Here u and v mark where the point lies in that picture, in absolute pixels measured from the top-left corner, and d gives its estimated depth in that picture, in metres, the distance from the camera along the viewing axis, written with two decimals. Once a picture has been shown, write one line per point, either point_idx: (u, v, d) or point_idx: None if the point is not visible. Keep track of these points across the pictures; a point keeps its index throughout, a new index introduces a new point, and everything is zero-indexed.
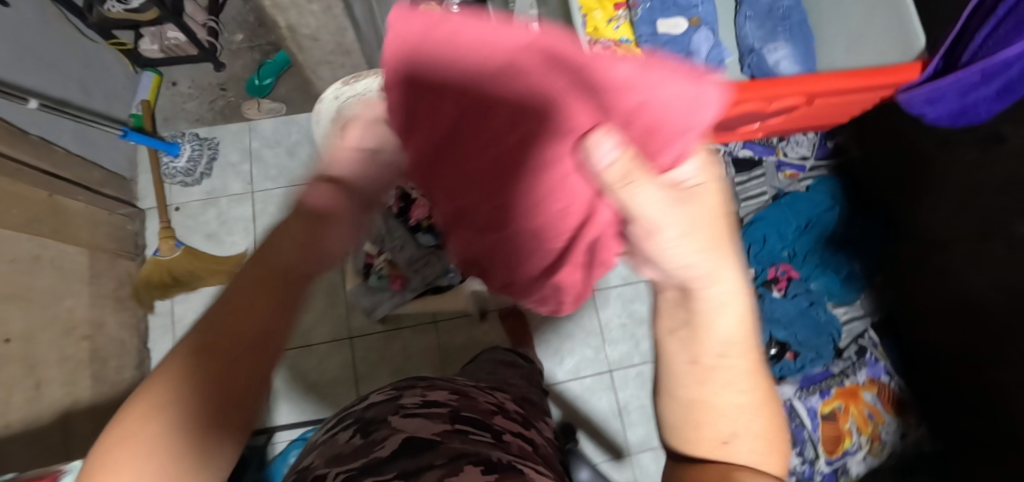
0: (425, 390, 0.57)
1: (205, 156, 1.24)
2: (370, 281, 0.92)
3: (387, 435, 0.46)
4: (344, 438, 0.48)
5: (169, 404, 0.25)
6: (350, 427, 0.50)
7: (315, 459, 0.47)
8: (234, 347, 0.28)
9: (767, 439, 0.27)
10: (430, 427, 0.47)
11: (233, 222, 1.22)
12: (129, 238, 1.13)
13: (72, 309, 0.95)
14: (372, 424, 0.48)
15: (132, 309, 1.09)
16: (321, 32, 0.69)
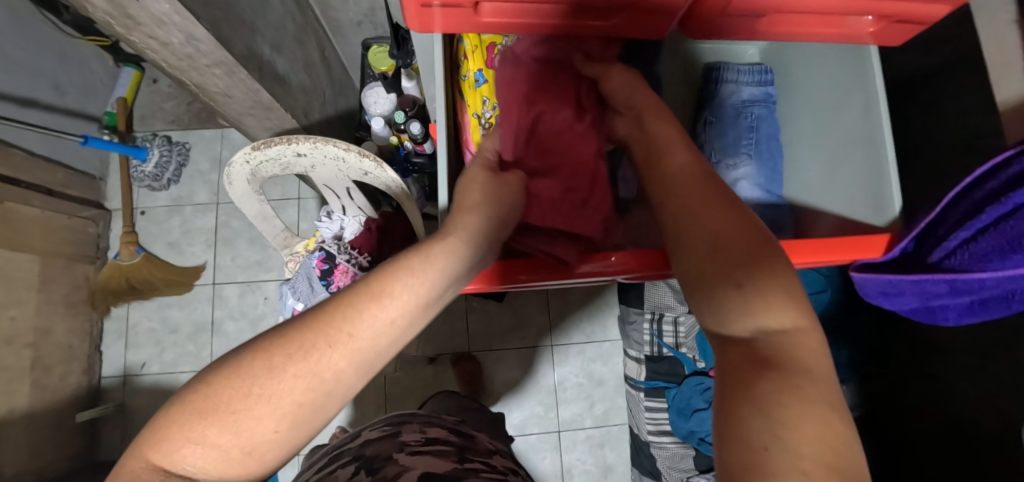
0: (424, 427, 0.67)
1: (174, 162, 1.22)
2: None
3: (400, 471, 0.54)
4: (345, 474, 0.54)
5: (325, 355, 0.27)
6: (351, 462, 0.57)
7: None
8: (384, 319, 0.30)
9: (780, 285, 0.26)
10: (439, 465, 0.57)
11: (195, 234, 1.21)
12: (87, 241, 1.15)
13: (16, 318, 0.95)
14: (378, 460, 0.56)
15: (84, 312, 1.11)
16: (233, 91, 0.63)
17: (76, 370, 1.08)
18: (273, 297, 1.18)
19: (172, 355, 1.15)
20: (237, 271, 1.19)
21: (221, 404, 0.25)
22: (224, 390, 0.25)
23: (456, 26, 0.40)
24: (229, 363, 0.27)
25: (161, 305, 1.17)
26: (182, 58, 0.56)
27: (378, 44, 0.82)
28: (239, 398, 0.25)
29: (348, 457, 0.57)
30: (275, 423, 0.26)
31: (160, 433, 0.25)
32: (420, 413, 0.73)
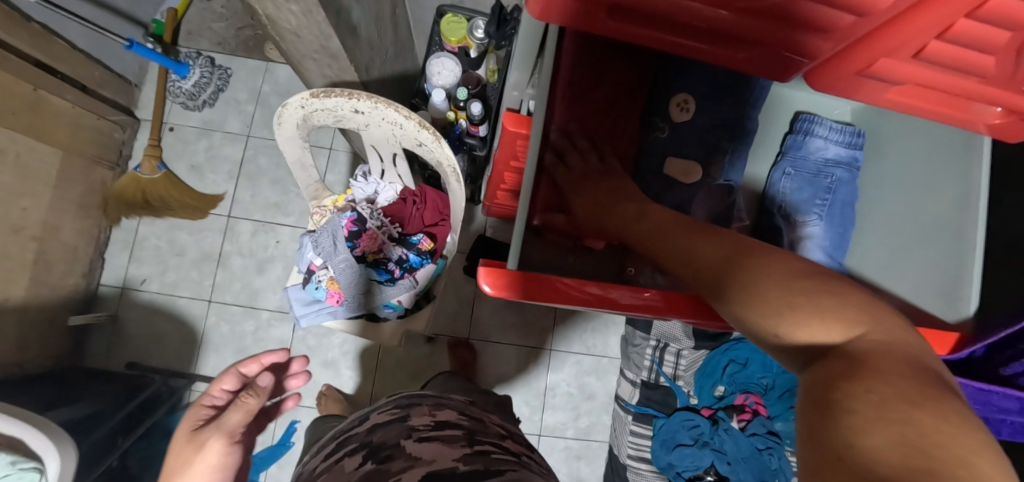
0: (434, 411, 0.67)
1: (213, 85, 1.19)
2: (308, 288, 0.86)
3: (404, 462, 0.53)
4: (354, 464, 0.56)
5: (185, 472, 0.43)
6: (360, 451, 0.58)
7: None
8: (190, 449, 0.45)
9: (860, 313, 0.28)
10: (447, 452, 0.56)
11: (220, 162, 1.19)
12: (112, 147, 1.12)
13: (27, 210, 0.93)
14: (385, 449, 0.56)
15: (95, 217, 1.09)
16: (304, 29, 0.61)
17: (76, 271, 1.06)
18: (285, 242, 1.16)
19: (173, 276, 1.14)
20: (254, 209, 1.17)
21: None
22: None
23: (591, 28, 0.40)
24: None
25: (172, 226, 1.15)
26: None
27: (453, 14, 0.79)
28: None
29: (354, 446, 0.59)
30: None
31: None
32: (432, 395, 0.73)
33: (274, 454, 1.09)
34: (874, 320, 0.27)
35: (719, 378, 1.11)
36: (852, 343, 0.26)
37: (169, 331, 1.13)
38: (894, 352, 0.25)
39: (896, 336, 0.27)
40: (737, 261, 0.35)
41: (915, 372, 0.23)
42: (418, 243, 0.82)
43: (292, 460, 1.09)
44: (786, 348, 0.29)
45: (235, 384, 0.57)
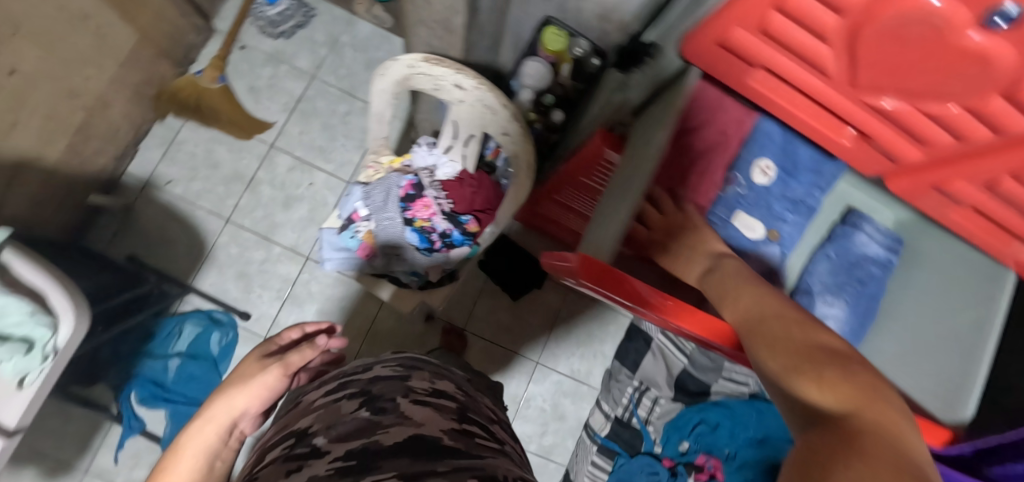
0: (433, 379, 0.65)
1: (295, 19, 1.22)
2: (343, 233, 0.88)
3: (393, 422, 0.52)
4: (349, 409, 0.55)
5: (250, 373, 0.60)
6: (357, 398, 0.57)
7: (317, 424, 0.54)
8: (253, 369, 0.62)
9: (868, 394, 0.29)
10: (437, 421, 0.55)
11: (278, 92, 1.20)
12: (182, 47, 1.14)
13: (88, 80, 0.93)
14: (382, 401, 0.56)
15: (144, 108, 1.10)
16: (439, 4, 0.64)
17: (111, 152, 1.07)
18: (317, 186, 1.18)
19: (199, 185, 1.15)
20: (297, 147, 1.18)
21: (220, 410, 0.55)
22: (217, 410, 0.56)
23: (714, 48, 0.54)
24: (219, 396, 0.57)
25: (213, 137, 1.16)
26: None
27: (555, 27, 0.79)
28: (223, 409, 0.56)
29: (353, 390, 0.58)
30: (254, 399, 0.58)
31: (209, 419, 0.55)
32: (433, 362, 0.72)
33: None
34: (877, 402, 0.29)
35: (687, 434, 1.15)
36: (852, 419, 0.27)
37: (178, 236, 1.12)
38: (894, 444, 0.25)
39: (908, 441, 0.27)
40: (782, 325, 0.39)
41: (902, 463, 0.23)
42: (465, 223, 0.83)
43: None
44: (799, 411, 0.32)
45: (298, 337, 0.74)
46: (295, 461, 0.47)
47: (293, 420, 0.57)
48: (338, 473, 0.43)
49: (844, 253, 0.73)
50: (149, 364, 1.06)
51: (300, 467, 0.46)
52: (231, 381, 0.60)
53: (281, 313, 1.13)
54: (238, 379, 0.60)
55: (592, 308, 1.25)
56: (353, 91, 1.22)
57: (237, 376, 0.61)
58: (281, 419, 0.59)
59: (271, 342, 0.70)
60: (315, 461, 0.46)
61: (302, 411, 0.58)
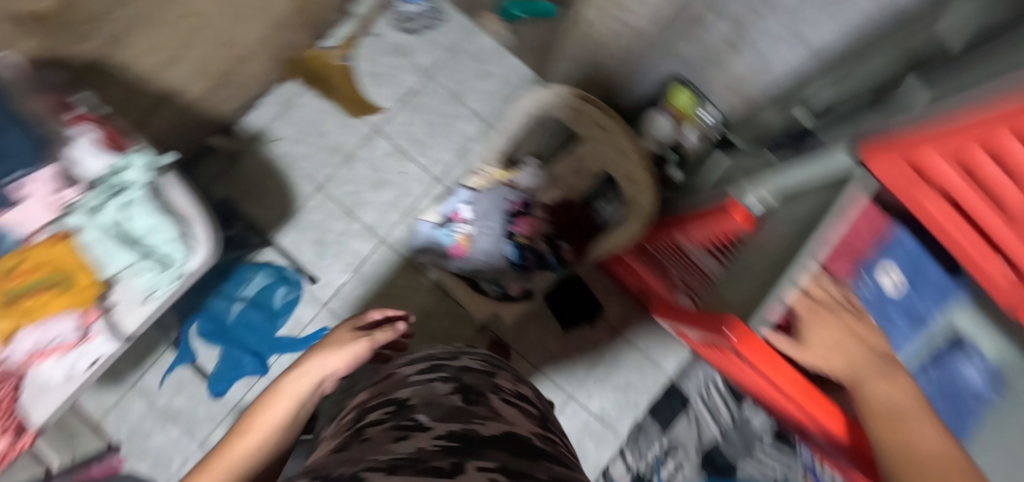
0: (513, 383, 0.70)
1: (425, 20, 1.31)
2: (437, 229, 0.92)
3: (486, 414, 0.55)
4: (445, 391, 0.59)
5: (339, 340, 0.66)
6: (450, 383, 0.62)
7: (415, 397, 0.58)
8: (342, 336, 0.68)
9: None
10: (525, 422, 0.58)
11: (394, 82, 1.28)
12: (324, 22, 1.22)
13: (242, 34, 1.01)
14: (475, 393, 0.60)
15: (276, 68, 1.19)
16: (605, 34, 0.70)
17: (238, 101, 1.15)
18: (408, 176, 1.23)
19: (303, 149, 1.22)
20: (399, 135, 1.25)
21: (315, 364, 0.62)
22: (311, 365, 0.62)
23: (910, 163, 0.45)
24: (313, 354, 0.64)
25: (326, 109, 1.24)
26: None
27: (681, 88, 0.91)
28: (317, 364, 0.62)
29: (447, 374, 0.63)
30: (341, 361, 0.64)
31: (305, 372, 0.61)
32: (510, 368, 0.76)
33: (293, 345, 1.13)
34: None
35: None
36: None
37: (272, 190, 1.19)
38: None
39: None
40: None
41: None
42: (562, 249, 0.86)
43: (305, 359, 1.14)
44: None
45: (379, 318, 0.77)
46: (402, 427, 0.50)
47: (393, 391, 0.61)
48: (445, 450, 0.45)
49: (945, 380, 0.58)
50: (216, 302, 1.12)
51: (407, 432, 0.49)
52: (325, 345, 0.66)
53: (345, 285, 1.18)
54: (331, 343, 0.66)
55: (636, 357, 1.26)
56: (461, 96, 1.29)
57: (329, 340, 0.67)
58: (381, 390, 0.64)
59: (358, 319, 0.76)
60: (418, 435, 0.48)
61: (401, 385, 0.63)
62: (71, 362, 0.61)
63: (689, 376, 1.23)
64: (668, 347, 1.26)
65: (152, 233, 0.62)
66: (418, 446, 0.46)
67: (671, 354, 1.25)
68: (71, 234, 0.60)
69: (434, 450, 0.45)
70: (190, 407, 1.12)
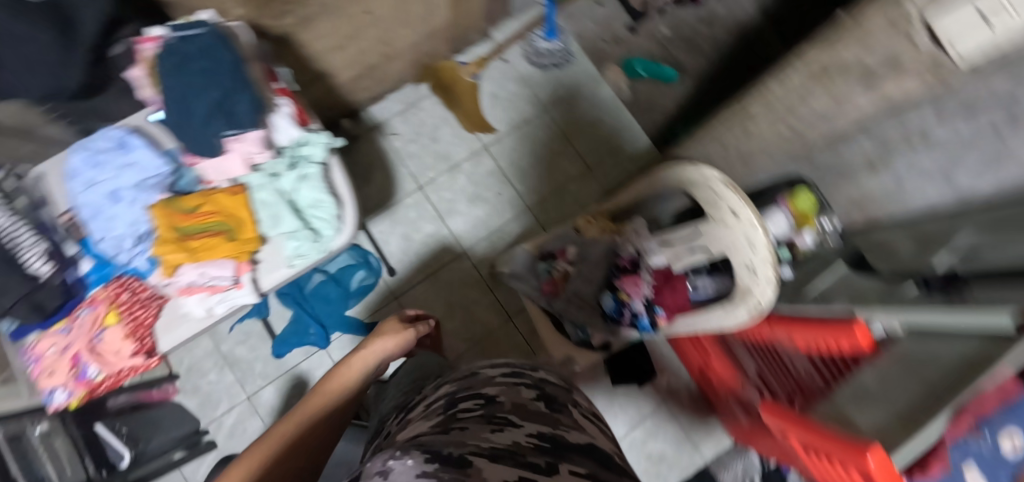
0: (582, 401, 0.72)
1: (555, 59, 1.38)
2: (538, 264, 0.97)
3: (569, 426, 0.56)
4: (529, 397, 0.62)
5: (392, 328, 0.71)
6: (534, 393, 0.64)
7: (503, 395, 0.60)
8: (395, 326, 0.72)
9: None
10: (604, 440, 0.59)
11: (512, 109, 1.35)
12: (465, 40, 1.31)
13: (402, 36, 1.10)
14: (556, 404, 0.63)
15: (413, 71, 1.27)
16: (766, 131, 0.74)
17: (372, 92, 1.24)
18: (502, 198, 1.30)
19: (414, 149, 1.30)
20: (504, 158, 1.32)
21: (372, 343, 0.66)
22: (370, 344, 0.65)
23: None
24: (373, 337, 0.68)
25: (445, 118, 1.32)
26: (777, 97, 0.68)
27: (803, 187, 0.93)
28: (374, 344, 0.65)
29: (530, 381, 0.67)
30: (393, 343, 0.68)
31: (362, 350, 0.64)
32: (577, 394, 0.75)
33: (356, 328, 1.19)
34: None
35: None
36: None
37: (377, 179, 1.27)
38: None
39: None
40: None
41: None
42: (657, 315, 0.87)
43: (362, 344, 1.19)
44: None
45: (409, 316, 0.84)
46: (495, 421, 0.52)
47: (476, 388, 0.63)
48: (539, 448, 0.46)
49: None
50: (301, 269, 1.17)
51: (501, 427, 0.50)
52: (378, 332, 0.70)
53: (419, 285, 1.24)
54: (383, 330, 0.71)
55: (678, 431, 1.24)
56: (569, 137, 1.36)
57: (380, 329, 0.71)
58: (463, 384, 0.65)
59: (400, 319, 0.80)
60: (508, 433, 0.48)
61: (483, 384, 0.64)
62: (217, 303, 0.65)
63: (728, 466, 1.21)
64: (712, 430, 1.24)
65: (314, 207, 0.67)
66: (514, 440, 0.47)
67: (714, 438, 1.23)
68: (248, 189, 0.66)
69: (529, 448, 0.46)
70: (248, 358, 1.18)
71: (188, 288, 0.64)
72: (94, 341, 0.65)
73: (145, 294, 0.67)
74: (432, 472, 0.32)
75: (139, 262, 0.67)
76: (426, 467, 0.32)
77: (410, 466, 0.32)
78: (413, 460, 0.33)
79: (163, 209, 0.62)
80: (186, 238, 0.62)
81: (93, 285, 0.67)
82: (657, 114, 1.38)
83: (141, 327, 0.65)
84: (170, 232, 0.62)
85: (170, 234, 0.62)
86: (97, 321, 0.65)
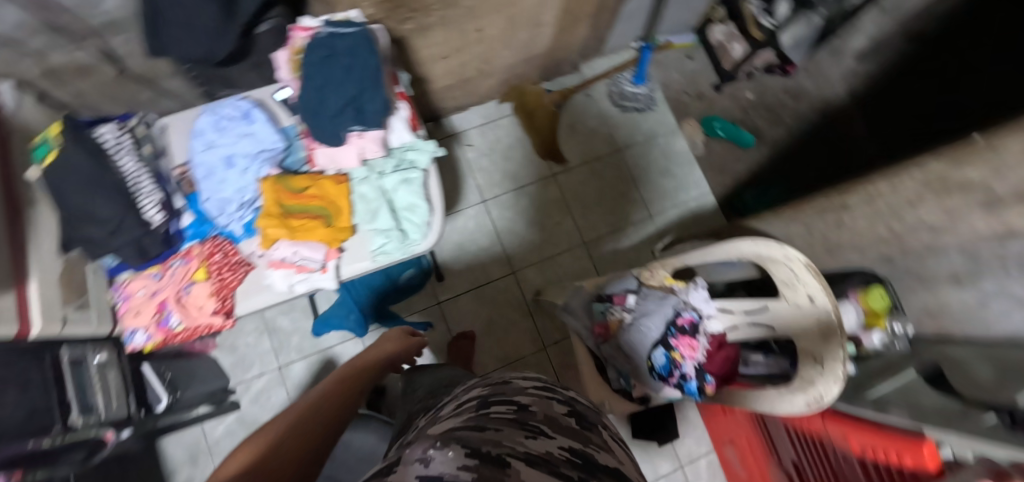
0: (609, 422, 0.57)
1: (637, 103, 1.40)
2: (594, 303, 0.98)
3: (601, 447, 0.46)
4: (560, 410, 0.52)
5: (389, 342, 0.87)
6: (565, 406, 0.53)
7: (534, 405, 0.51)
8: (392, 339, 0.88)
9: None
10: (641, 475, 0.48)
11: (586, 143, 1.38)
12: (556, 70, 1.36)
13: (500, 56, 1.15)
14: (590, 421, 0.52)
15: (501, 90, 1.32)
16: (866, 231, 0.76)
17: (459, 102, 1.30)
18: (559, 227, 1.32)
19: (485, 163, 1.33)
20: (569, 189, 1.35)
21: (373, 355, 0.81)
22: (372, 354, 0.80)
23: None
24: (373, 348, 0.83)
25: (521, 139, 1.36)
26: (885, 200, 0.70)
27: (878, 284, 0.85)
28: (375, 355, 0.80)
29: (563, 394, 0.55)
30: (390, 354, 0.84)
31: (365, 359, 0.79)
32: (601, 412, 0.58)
33: (395, 323, 1.21)
34: None
35: None
36: None
37: (445, 184, 1.31)
38: None
39: None
40: None
41: None
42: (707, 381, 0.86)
43: None
44: None
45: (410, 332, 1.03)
46: (526, 428, 0.44)
47: (505, 392, 0.54)
48: (570, 465, 0.38)
49: None
50: None
51: (534, 435, 0.42)
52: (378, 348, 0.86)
53: (464, 294, 1.26)
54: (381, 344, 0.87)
55: None
56: (636, 181, 1.38)
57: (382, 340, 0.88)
58: (490, 387, 0.56)
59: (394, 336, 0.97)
60: (533, 442, 0.40)
61: (513, 390, 0.55)
62: (298, 282, 0.67)
63: None
64: None
65: (406, 210, 0.70)
66: (547, 451, 0.39)
67: None
68: (350, 181, 0.69)
69: (564, 464, 0.38)
70: (288, 329, 1.23)
71: (279, 260, 0.67)
72: (181, 292, 0.68)
73: (234, 258, 0.70)
74: (469, 465, 0.32)
75: (235, 227, 0.70)
76: (467, 460, 0.33)
77: (449, 458, 0.32)
78: (453, 454, 0.33)
79: (274, 185, 0.66)
80: (289, 213, 0.66)
81: (189, 239, 0.71)
82: (727, 176, 1.38)
83: (225, 288, 0.68)
84: (275, 206, 0.66)
85: (274, 207, 0.66)
86: (187, 275, 0.69)
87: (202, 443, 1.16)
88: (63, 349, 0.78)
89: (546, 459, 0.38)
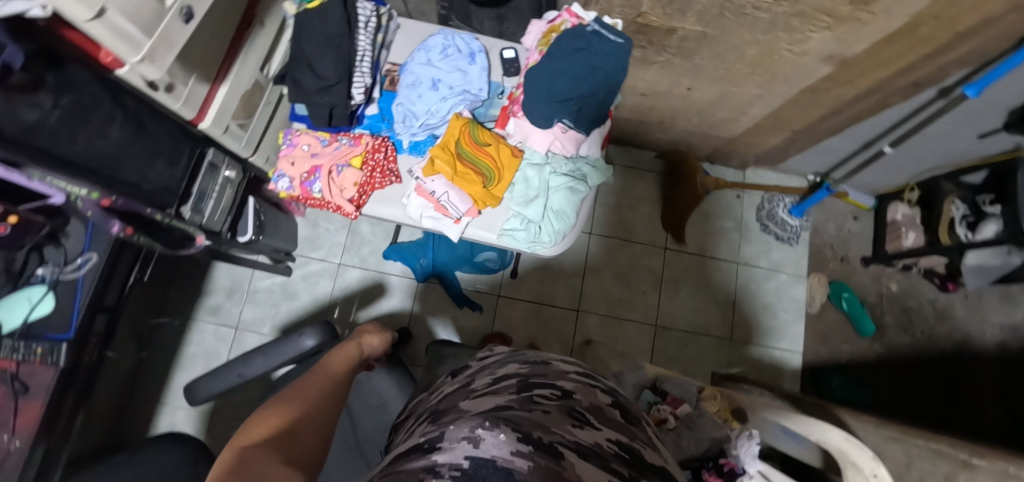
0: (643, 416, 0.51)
1: (778, 231, 1.34)
2: (644, 390, 0.98)
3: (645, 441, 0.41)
4: (603, 399, 0.46)
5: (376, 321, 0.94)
6: (609, 394, 0.47)
7: (575, 387, 0.46)
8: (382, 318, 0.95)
9: None
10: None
11: (709, 237, 1.34)
12: (721, 157, 1.33)
13: (683, 119, 1.14)
14: (632, 415, 0.46)
15: (662, 147, 1.31)
16: None
17: (619, 136, 1.31)
18: (641, 295, 1.29)
19: (609, 201, 1.34)
20: (669, 268, 1.31)
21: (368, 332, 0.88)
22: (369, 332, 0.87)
23: None
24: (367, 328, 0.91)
25: (653, 198, 1.34)
26: None
27: None
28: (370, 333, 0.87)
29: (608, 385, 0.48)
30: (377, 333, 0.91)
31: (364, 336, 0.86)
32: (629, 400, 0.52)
33: (452, 288, 1.23)
34: None
35: None
36: None
37: None
38: None
39: None
40: None
41: None
42: None
43: (446, 303, 1.24)
44: None
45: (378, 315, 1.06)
46: (574, 415, 0.39)
47: (545, 373, 0.48)
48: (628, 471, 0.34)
49: None
50: None
51: (582, 424, 0.38)
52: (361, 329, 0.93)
53: (523, 301, 1.26)
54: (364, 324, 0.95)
55: None
56: (735, 299, 1.31)
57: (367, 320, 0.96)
58: (528, 365, 0.50)
59: None
60: (585, 434, 0.36)
61: (553, 371, 0.49)
62: (429, 217, 0.70)
63: None
64: None
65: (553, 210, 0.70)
66: (596, 443, 0.36)
67: None
68: (522, 159, 0.71)
69: (616, 460, 0.35)
70: (365, 237, 1.28)
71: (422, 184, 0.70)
72: (334, 168, 0.73)
73: (389, 165, 0.73)
74: (523, 451, 0.31)
75: (404, 138, 0.74)
76: (521, 446, 0.32)
77: (502, 441, 0.32)
78: (506, 437, 0.32)
79: (463, 126, 0.71)
80: (459, 155, 0.69)
81: (363, 127, 0.76)
82: (827, 348, 1.27)
83: (368, 186, 0.71)
84: (451, 145, 0.70)
85: (450, 146, 0.70)
86: (346, 155, 0.73)
87: (244, 283, 1.24)
88: (209, 149, 0.86)
89: (596, 452, 0.35)
